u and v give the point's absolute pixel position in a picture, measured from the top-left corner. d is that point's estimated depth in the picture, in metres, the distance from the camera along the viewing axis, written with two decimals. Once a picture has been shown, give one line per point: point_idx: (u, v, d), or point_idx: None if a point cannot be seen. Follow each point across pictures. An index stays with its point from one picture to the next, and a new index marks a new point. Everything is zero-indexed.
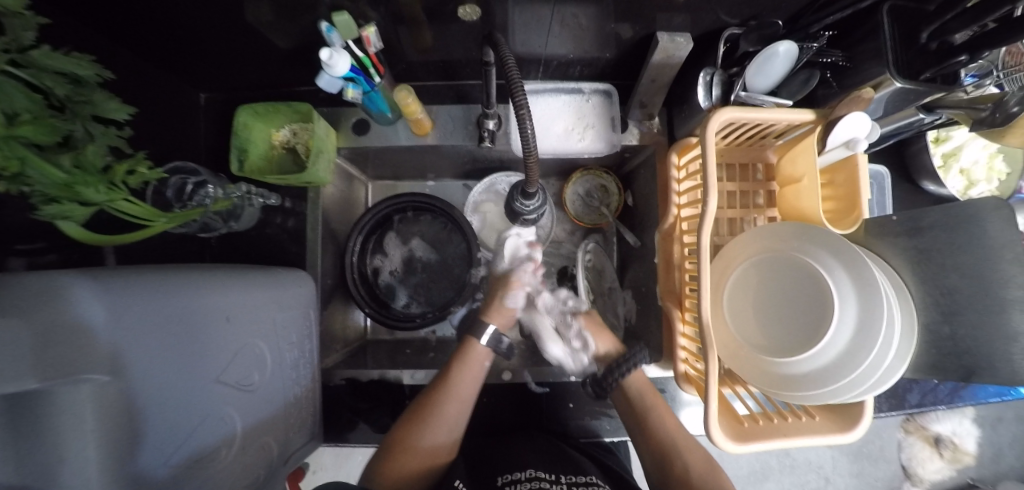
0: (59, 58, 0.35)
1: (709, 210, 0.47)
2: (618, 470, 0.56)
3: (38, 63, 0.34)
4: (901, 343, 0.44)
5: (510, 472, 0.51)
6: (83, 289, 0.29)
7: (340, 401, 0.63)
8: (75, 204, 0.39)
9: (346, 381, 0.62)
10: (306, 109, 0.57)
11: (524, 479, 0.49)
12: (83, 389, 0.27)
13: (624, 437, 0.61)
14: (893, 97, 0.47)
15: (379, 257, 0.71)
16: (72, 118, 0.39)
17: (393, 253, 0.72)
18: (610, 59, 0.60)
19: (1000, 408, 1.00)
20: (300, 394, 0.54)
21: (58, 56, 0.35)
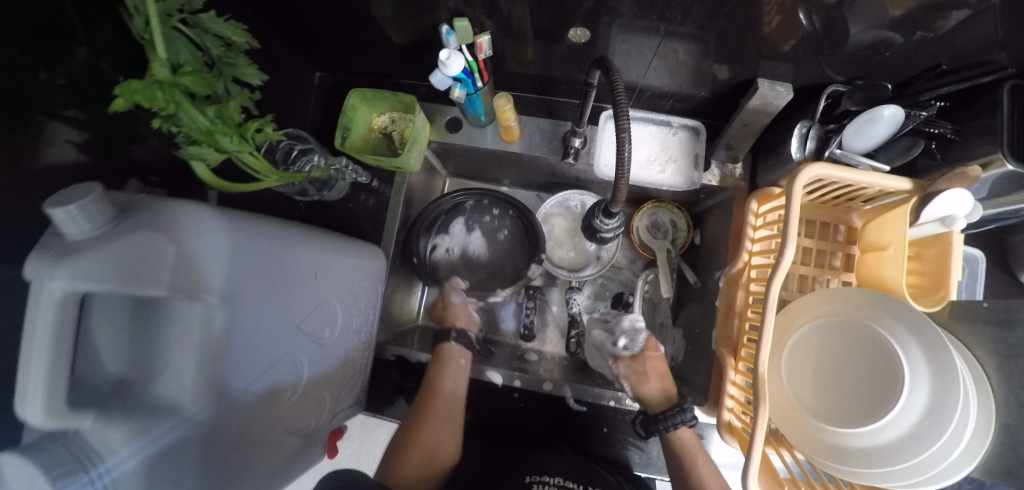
0: (218, 23, 0.43)
1: (783, 262, 0.45)
2: None
3: (202, 25, 0.42)
4: (972, 439, 0.41)
5: (540, 474, 0.53)
6: (214, 223, 0.35)
7: (387, 375, 0.66)
8: (210, 149, 0.45)
9: (395, 358, 0.66)
10: (410, 101, 0.63)
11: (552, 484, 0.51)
12: (196, 306, 0.33)
13: (654, 474, 0.61)
14: (1001, 178, 0.45)
15: (443, 235, 0.74)
16: (219, 75, 0.46)
17: (455, 234, 0.75)
18: (704, 98, 0.62)
19: None
20: (355, 357, 0.58)
21: (220, 21, 0.43)
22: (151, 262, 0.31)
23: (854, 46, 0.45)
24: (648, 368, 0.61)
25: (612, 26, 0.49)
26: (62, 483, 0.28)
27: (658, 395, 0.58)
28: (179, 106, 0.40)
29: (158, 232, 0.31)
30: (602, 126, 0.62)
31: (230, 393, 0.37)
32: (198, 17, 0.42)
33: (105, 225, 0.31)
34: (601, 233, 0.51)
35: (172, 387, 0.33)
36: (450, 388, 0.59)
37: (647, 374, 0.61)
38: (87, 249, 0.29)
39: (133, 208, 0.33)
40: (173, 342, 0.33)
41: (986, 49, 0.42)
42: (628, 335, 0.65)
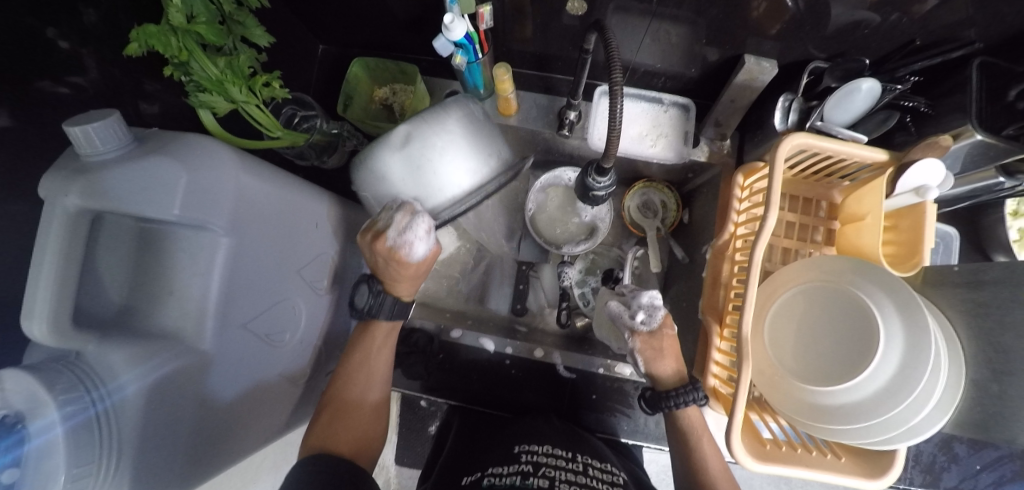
0: None
1: (767, 227, 0.48)
2: (632, 463, 0.58)
3: None
4: (945, 395, 0.43)
5: (529, 444, 0.52)
6: (225, 158, 0.36)
7: None
8: (219, 98, 0.47)
9: None
10: (411, 70, 0.65)
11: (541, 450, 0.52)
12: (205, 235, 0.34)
13: (640, 441, 0.64)
14: (972, 151, 0.48)
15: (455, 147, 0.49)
16: (229, 32, 0.48)
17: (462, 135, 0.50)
18: (695, 76, 0.64)
19: None
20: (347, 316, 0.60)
21: None
22: (163, 187, 0.32)
23: (835, 25, 0.48)
24: (666, 347, 0.55)
25: (609, 3, 0.51)
26: (65, 400, 0.28)
27: (672, 375, 0.55)
28: (192, 54, 0.41)
29: (173, 160, 0.33)
30: (596, 102, 0.64)
31: (228, 328, 0.38)
32: None
33: (124, 149, 0.32)
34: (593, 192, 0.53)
35: (177, 315, 0.35)
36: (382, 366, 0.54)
37: (663, 351, 0.56)
38: (105, 169, 0.31)
39: (152, 138, 0.35)
40: (181, 270, 0.35)
41: (957, 27, 0.44)
42: (647, 310, 0.57)
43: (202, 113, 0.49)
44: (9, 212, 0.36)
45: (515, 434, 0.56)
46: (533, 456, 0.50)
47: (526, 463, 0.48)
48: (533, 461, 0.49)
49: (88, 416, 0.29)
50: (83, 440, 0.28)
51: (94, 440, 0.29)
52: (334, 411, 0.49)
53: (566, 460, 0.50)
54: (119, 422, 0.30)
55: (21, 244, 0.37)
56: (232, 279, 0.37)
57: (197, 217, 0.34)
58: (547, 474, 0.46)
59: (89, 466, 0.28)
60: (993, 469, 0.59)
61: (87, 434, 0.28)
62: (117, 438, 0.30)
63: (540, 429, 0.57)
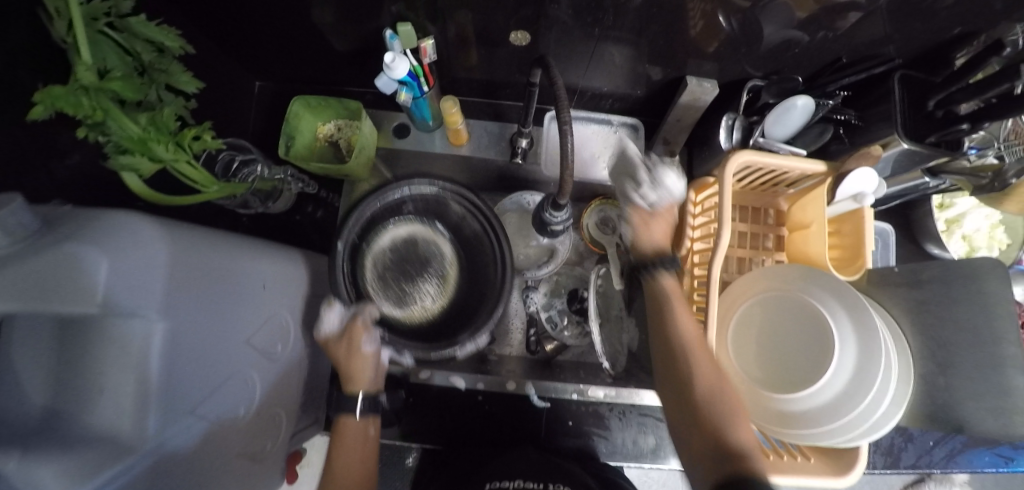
0: (149, 27, 0.41)
1: (721, 243, 0.50)
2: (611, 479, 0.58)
3: (132, 29, 0.41)
4: (897, 389, 0.46)
5: (499, 480, 0.51)
6: (150, 231, 0.34)
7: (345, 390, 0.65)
8: (143, 159, 0.43)
9: None
10: (355, 107, 0.62)
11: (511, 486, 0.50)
12: (133, 324, 0.31)
13: (620, 462, 0.64)
14: (900, 157, 0.51)
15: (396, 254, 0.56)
16: (149, 82, 0.44)
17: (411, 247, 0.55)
18: (641, 96, 0.65)
19: None
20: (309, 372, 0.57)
21: (149, 25, 0.41)
22: (78, 281, 0.29)
23: (767, 44, 0.50)
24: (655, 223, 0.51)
25: (551, 31, 0.51)
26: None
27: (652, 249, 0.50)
28: (108, 113, 0.38)
29: (93, 248, 0.30)
30: (547, 127, 0.64)
31: (174, 417, 0.35)
32: (127, 21, 0.39)
33: (28, 241, 0.29)
34: (550, 226, 0.52)
35: (114, 416, 0.32)
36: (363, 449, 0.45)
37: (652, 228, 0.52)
38: (7, 268, 0.27)
39: (61, 221, 0.32)
40: (113, 366, 0.31)
41: (873, 43, 0.48)
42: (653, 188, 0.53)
43: (126, 175, 0.45)
44: None
45: (489, 471, 0.55)
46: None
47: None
48: None
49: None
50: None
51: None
52: None
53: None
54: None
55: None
56: (173, 363, 0.35)
57: (125, 306, 0.31)
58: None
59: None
60: (944, 443, 0.63)
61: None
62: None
63: (514, 461, 0.56)
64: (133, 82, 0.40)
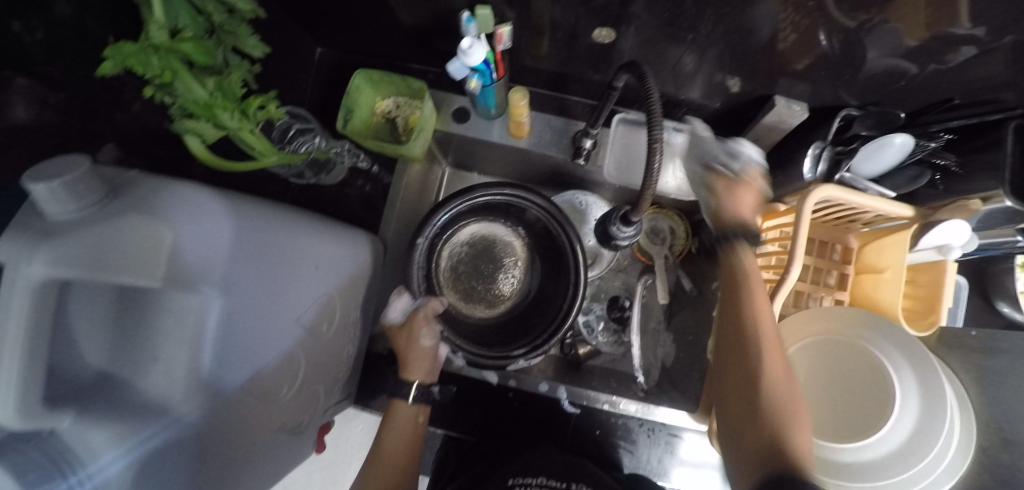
0: None
1: (789, 279, 0.47)
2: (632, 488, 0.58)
3: None
4: (955, 458, 0.44)
5: (522, 476, 0.52)
6: (210, 204, 0.33)
7: (377, 368, 0.66)
8: (207, 125, 0.42)
9: (388, 351, 0.66)
10: (419, 87, 0.60)
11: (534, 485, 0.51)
12: (189, 299, 0.30)
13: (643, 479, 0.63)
14: (996, 213, 0.47)
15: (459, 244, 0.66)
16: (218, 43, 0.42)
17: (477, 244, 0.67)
18: (718, 109, 0.62)
19: None
20: (352, 353, 0.57)
21: None
22: (141, 250, 0.28)
23: (870, 74, 0.46)
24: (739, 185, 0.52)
25: (638, 31, 0.48)
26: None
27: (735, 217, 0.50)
28: (177, 74, 0.36)
29: (157, 219, 0.29)
30: (614, 129, 0.61)
31: (223, 389, 0.35)
32: None
33: (92, 208, 0.28)
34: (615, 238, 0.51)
35: (164, 383, 0.31)
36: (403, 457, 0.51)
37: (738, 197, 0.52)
38: (74, 230, 0.26)
39: (124, 185, 0.31)
40: (167, 336, 0.31)
41: (994, 87, 0.43)
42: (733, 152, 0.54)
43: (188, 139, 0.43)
44: None
45: (508, 466, 0.55)
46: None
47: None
48: None
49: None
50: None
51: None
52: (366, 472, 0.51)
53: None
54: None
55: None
56: (227, 337, 0.34)
57: (187, 279, 0.30)
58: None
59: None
60: None
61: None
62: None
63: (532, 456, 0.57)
64: (205, 43, 0.38)
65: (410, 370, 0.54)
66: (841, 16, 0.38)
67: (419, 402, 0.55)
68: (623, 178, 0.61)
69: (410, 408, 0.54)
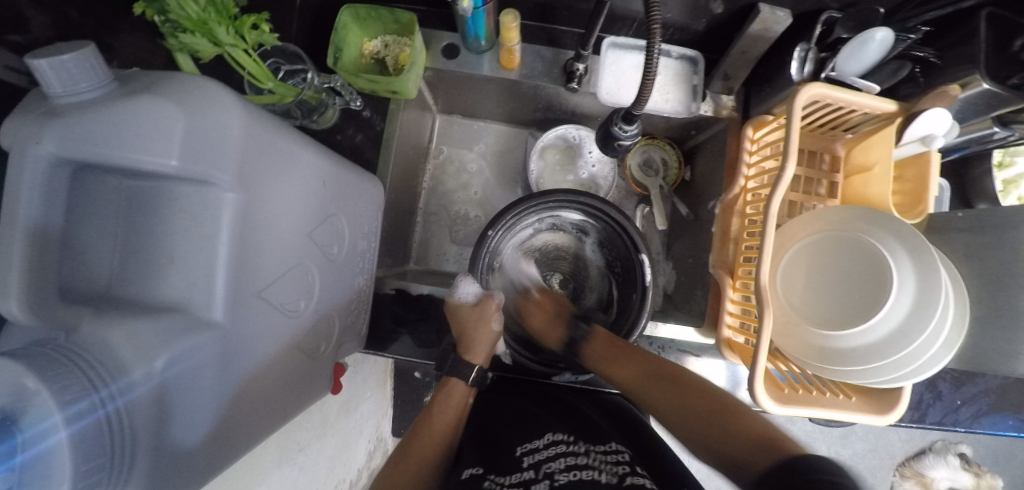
0: None
1: (785, 178, 0.47)
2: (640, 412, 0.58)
3: None
4: (952, 333, 0.46)
5: (529, 442, 0.46)
6: (223, 97, 0.32)
7: (386, 309, 0.67)
8: (204, 40, 0.43)
9: (395, 291, 0.67)
10: (408, 19, 0.59)
11: (542, 446, 0.45)
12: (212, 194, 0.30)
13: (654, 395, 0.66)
14: (976, 101, 0.49)
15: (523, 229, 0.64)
16: None
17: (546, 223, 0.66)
18: (704, 28, 0.62)
19: (1005, 449, 0.99)
20: (360, 284, 0.59)
21: None
22: (164, 134, 0.28)
23: None
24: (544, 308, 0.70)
25: None
26: (71, 403, 0.24)
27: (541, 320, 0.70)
28: None
29: (169, 101, 0.29)
30: (604, 54, 0.61)
31: (242, 294, 0.35)
32: None
33: (101, 89, 0.29)
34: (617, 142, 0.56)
35: (185, 285, 0.31)
36: (443, 424, 0.57)
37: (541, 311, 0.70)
38: (83, 109, 0.27)
39: (135, 79, 0.31)
40: (183, 232, 0.31)
41: None
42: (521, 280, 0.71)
43: (181, 56, 0.45)
44: None
45: (518, 431, 0.49)
46: (533, 457, 0.44)
47: (528, 469, 0.42)
48: (535, 463, 0.43)
49: (100, 415, 0.25)
50: (94, 445, 0.25)
51: (104, 441, 0.25)
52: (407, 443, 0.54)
53: (568, 443, 0.44)
54: (132, 421, 0.27)
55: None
56: (243, 242, 0.34)
57: (200, 169, 0.30)
58: (547, 472, 0.40)
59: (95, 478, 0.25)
60: (972, 403, 0.65)
61: (99, 434, 0.25)
62: (129, 435, 0.27)
63: (544, 418, 0.51)
64: None
65: (474, 352, 0.62)
66: None
67: (474, 385, 0.62)
68: (616, 100, 0.61)
69: (465, 387, 0.61)
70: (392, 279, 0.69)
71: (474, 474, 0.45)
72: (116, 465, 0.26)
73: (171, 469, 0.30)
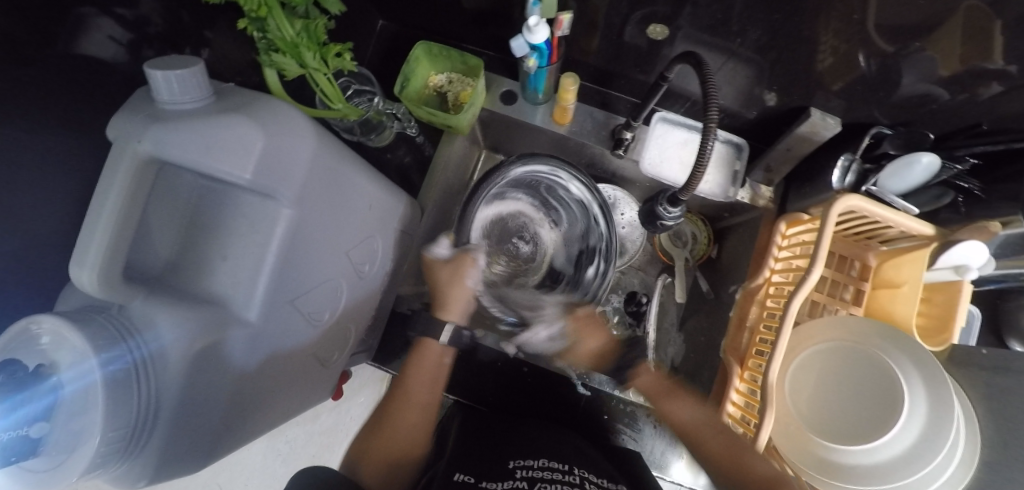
0: None
1: (809, 281, 0.48)
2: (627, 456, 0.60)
3: None
4: (957, 471, 0.45)
5: (523, 459, 0.50)
6: (299, 124, 0.35)
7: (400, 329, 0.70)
8: (291, 61, 0.47)
9: (411, 312, 0.70)
10: (474, 64, 0.63)
11: (535, 465, 0.49)
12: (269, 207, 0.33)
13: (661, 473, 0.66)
14: (1017, 239, 0.49)
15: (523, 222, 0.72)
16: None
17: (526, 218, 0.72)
18: (752, 118, 0.65)
19: None
20: (378, 298, 0.61)
21: None
22: (239, 150, 0.31)
23: (905, 96, 0.49)
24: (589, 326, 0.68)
25: (693, 32, 0.51)
26: (105, 351, 0.27)
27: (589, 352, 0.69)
28: (271, 11, 0.41)
29: (253, 122, 0.31)
30: (653, 126, 0.64)
31: (277, 299, 0.38)
32: None
33: (200, 103, 0.32)
34: (659, 220, 0.57)
35: (229, 282, 0.35)
36: (424, 398, 0.58)
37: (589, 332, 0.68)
38: (178, 119, 0.30)
39: (228, 96, 0.35)
40: (240, 235, 0.35)
41: (1022, 120, 0.46)
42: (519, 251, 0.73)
43: (268, 72, 0.50)
44: (76, 141, 0.36)
45: (509, 446, 0.54)
46: (529, 472, 0.47)
47: (520, 480, 0.46)
48: (528, 477, 0.46)
49: (127, 363, 0.28)
50: (122, 396, 0.28)
51: (130, 392, 0.28)
52: (376, 424, 0.55)
53: (561, 472, 0.47)
54: (155, 374, 0.30)
55: (84, 171, 0.38)
56: (289, 251, 0.37)
57: (267, 187, 0.33)
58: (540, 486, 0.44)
59: (121, 429, 0.28)
60: None
61: (125, 383, 0.28)
62: (155, 393, 0.30)
63: (533, 440, 0.55)
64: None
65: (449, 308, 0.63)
66: (884, 43, 0.41)
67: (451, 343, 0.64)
68: (657, 172, 0.63)
69: (440, 348, 0.63)
70: (411, 301, 0.71)
71: (467, 481, 0.46)
72: (139, 420, 0.29)
73: (192, 429, 0.34)
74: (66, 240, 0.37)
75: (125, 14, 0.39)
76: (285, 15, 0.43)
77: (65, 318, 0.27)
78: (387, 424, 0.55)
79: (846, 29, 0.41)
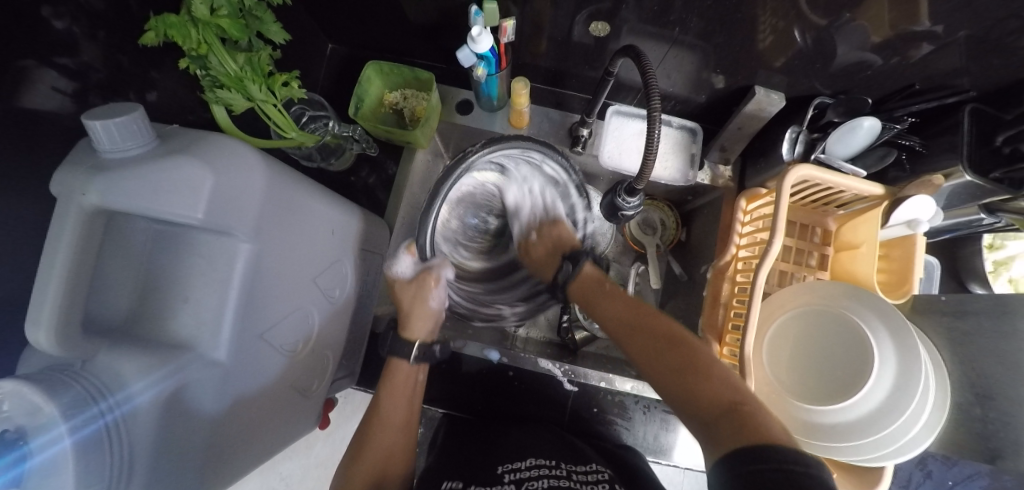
0: None
1: (772, 251, 0.49)
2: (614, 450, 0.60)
3: None
4: (931, 416, 0.47)
5: (511, 462, 0.51)
6: (250, 159, 0.35)
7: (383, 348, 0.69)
8: (238, 95, 0.47)
9: None
10: (426, 78, 0.64)
11: (523, 467, 0.49)
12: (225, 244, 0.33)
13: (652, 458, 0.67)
14: (960, 189, 0.51)
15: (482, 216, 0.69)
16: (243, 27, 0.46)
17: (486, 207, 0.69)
18: (703, 102, 0.67)
19: None
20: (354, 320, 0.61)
21: None
22: (188, 191, 0.30)
23: (841, 65, 0.51)
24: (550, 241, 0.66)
25: (634, 25, 0.52)
26: (74, 414, 0.26)
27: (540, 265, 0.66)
28: (211, 48, 0.41)
29: (200, 162, 0.31)
30: (608, 120, 0.65)
31: (245, 335, 0.38)
32: None
33: (146, 148, 0.32)
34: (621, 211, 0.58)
35: (194, 324, 0.34)
36: (398, 418, 0.55)
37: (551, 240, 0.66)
38: (122, 166, 0.30)
39: (173, 138, 0.34)
40: (199, 275, 0.34)
41: (951, 76, 0.48)
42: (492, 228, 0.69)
43: (215, 108, 0.49)
44: (18, 200, 0.35)
45: (500, 452, 0.54)
46: (515, 474, 0.48)
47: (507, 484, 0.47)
48: (515, 479, 0.47)
49: (100, 426, 0.27)
50: (96, 457, 0.27)
51: (104, 452, 0.27)
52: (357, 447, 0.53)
53: (548, 467, 0.48)
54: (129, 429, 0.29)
55: (30, 230, 0.36)
56: (252, 285, 0.37)
57: (222, 224, 0.33)
58: None
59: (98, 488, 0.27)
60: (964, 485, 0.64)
61: (98, 445, 0.27)
62: (129, 448, 0.29)
63: (524, 442, 0.56)
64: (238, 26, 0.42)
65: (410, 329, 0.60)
66: (814, 16, 0.43)
67: (420, 361, 0.60)
68: (616, 163, 0.64)
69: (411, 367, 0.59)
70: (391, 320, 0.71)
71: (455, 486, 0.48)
72: (116, 479, 0.28)
73: (171, 479, 0.33)
74: (17, 301, 0.36)
75: (64, 64, 0.38)
76: (227, 51, 0.43)
77: (25, 381, 0.26)
78: (366, 447, 0.52)
79: (776, 6, 0.43)
